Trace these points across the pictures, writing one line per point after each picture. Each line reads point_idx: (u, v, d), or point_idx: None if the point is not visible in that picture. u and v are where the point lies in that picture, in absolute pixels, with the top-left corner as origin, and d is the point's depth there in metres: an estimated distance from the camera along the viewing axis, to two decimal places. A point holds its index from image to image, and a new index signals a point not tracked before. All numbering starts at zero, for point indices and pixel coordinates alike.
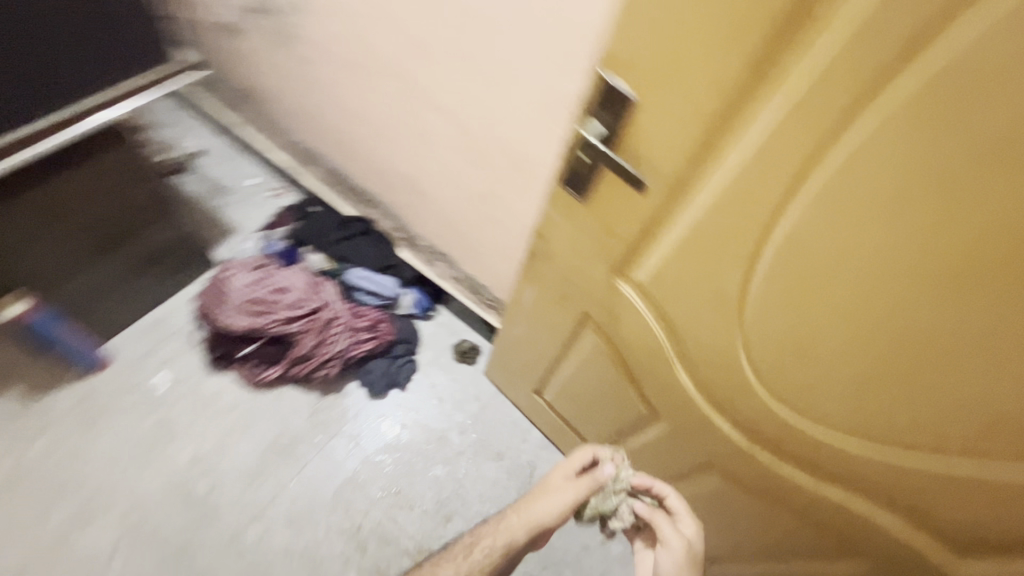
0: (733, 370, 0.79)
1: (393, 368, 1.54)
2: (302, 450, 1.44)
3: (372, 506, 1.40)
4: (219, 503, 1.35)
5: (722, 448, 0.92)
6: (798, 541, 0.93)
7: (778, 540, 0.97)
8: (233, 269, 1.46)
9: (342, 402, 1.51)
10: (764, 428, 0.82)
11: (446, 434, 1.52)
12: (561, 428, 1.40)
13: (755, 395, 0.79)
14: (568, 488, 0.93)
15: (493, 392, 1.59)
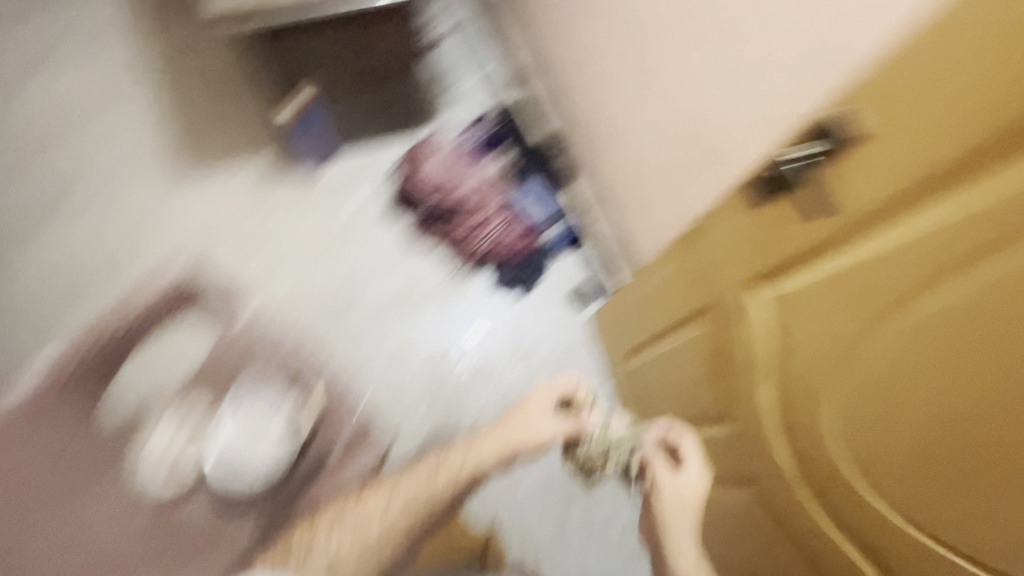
0: (815, 399, 0.90)
1: (514, 279, 1.77)
2: (424, 308, 1.76)
3: (457, 367, 1.73)
4: (359, 307, 1.74)
5: (774, 454, 1.06)
6: (798, 541, 1.12)
7: (784, 533, 1.16)
8: (436, 145, 1.74)
9: (467, 284, 1.78)
10: (819, 451, 0.95)
11: (532, 348, 1.75)
12: (634, 390, 1.56)
13: (824, 425, 0.91)
14: (543, 423, 1.32)
15: (585, 338, 1.76)
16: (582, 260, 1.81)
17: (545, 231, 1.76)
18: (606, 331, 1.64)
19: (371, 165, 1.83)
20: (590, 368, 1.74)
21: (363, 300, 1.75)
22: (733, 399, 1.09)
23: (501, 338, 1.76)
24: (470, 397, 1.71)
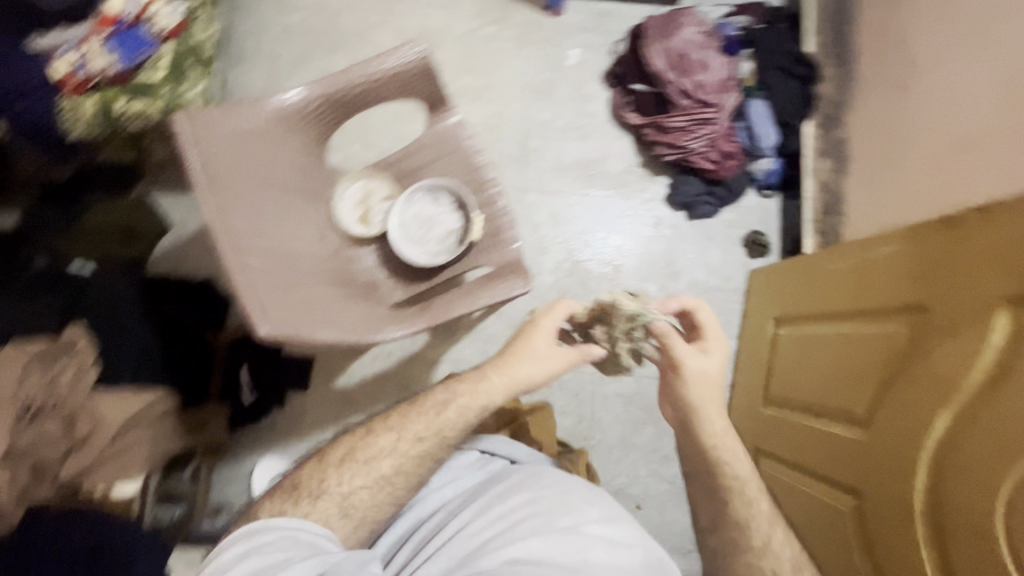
0: (988, 466, 0.72)
1: (700, 198, 1.57)
2: (598, 183, 1.64)
3: (596, 263, 1.61)
4: (530, 164, 1.64)
5: (889, 494, 0.90)
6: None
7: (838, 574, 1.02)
8: (692, 19, 1.52)
9: (648, 184, 1.63)
10: (948, 523, 0.78)
11: (681, 276, 1.61)
12: (761, 361, 1.44)
13: (977, 498, 0.73)
14: (553, 350, 1.01)
15: (739, 290, 1.61)
16: (779, 209, 1.61)
17: (760, 159, 1.55)
18: (766, 292, 1.50)
19: (610, 24, 1.68)
20: (726, 319, 1.60)
21: (547, 150, 1.64)
22: (883, 409, 0.95)
23: (658, 249, 1.62)
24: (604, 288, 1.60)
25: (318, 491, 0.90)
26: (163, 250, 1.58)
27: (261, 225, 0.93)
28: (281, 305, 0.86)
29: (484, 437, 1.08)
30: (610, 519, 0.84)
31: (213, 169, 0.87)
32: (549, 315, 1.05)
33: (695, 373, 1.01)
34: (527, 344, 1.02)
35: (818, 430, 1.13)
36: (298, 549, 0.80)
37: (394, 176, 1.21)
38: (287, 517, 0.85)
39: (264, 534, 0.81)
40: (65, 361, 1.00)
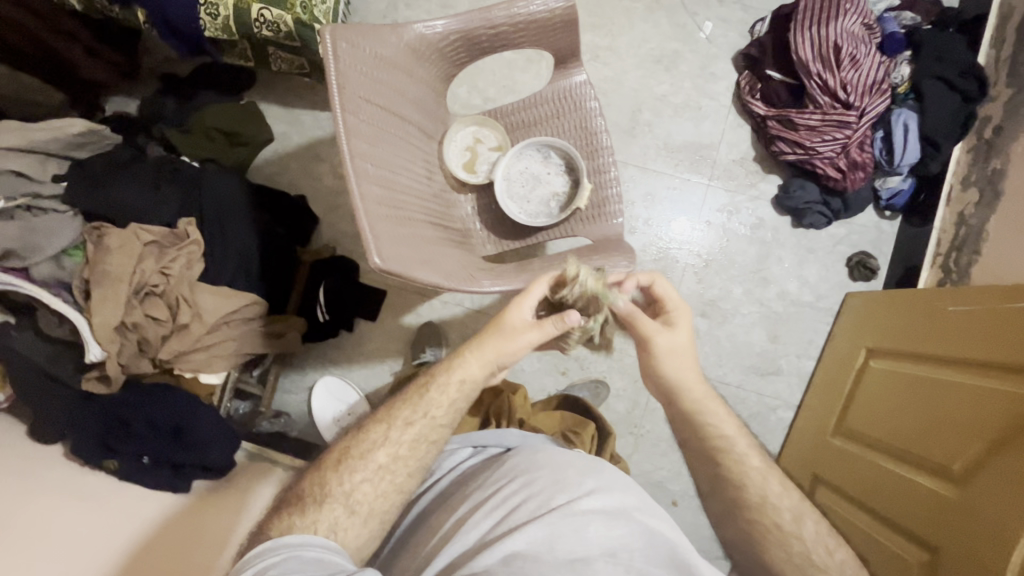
0: None
1: (812, 206, 1.46)
2: (705, 170, 1.55)
3: (684, 252, 1.55)
4: (637, 137, 1.56)
5: (971, 558, 0.84)
6: None
7: None
8: (853, 7, 1.36)
9: (758, 180, 1.53)
10: None
11: (770, 283, 1.53)
12: (839, 390, 1.36)
13: None
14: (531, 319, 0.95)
15: (830, 310, 1.51)
16: (896, 234, 1.48)
17: (890, 175, 1.41)
18: (858, 320, 1.40)
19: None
20: (808, 338, 1.51)
21: (657, 126, 1.56)
22: (989, 472, 0.87)
23: (752, 251, 1.53)
24: (686, 279, 1.54)
25: (321, 498, 0.85)
26: (265, 162, 1.62)
27: (382, 156, 0.91)
28: (392, 237, 0.85)
29: (473, 432, 1.11)
30: (605, 489, 0.85)
31: (352, 91, 0.85)
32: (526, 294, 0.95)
33: (665, 352, 0.95)
34: (503, 326, 0.94)
35: (900, 475, 1.06)
36: (307, 568, 0.74)
37: (506, 126, 1.17)
38: (296, 537, 0.78)
39: (268, 556, 0.74)
40: (177, 252, 1.05)
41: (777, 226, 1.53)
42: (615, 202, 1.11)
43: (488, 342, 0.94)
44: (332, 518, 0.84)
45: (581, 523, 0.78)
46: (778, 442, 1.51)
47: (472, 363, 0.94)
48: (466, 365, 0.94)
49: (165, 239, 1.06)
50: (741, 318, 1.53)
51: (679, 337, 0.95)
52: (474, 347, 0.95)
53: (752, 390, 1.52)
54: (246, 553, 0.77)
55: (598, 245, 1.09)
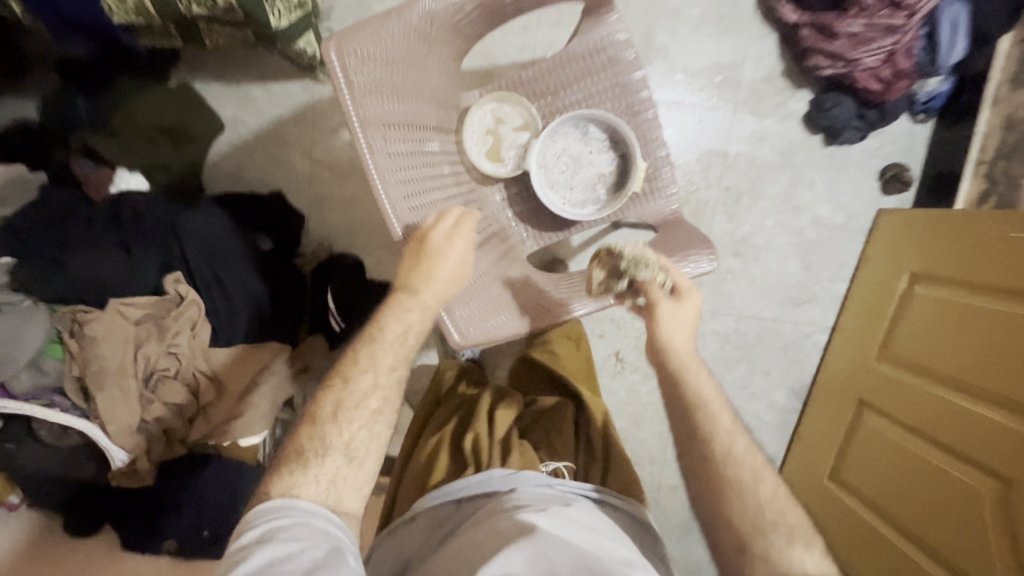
0: None
1: (849, 123, 1.34)
2: (729, 95, 1.38)
3: (713, 190, 1.43)
4: (653, 67, 1.36)
5: None
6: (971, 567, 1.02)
7: (949, 545, 1.06)
8: None
9: (787, 98, 1.39)
10: None
11: (803, 210, 1.45)
12: (879, 315, 1.37)
13: None
14: (464, 243, 0.73)
15: (862, 228, 1.47)
16: (927, 139, 1.41)
17: (929, 78, 1.30)
18: (895, 240, 1.37)
19: None
20: (841, 260, 1.48)
21: (673, 50, 1.36)
22: None
23: (783, 179, 1.43)
24: (717, 219, 1.45)
25: (321, 449, 0.65)
26: (222, 156, 1.36)
27: (416, 185, 0.76)
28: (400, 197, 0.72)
29: (496, 473, 0.82)
30: (574, 524, 0.72)
31: (371, 122, 0.67)
32: (448, 223, 0.73)
33: (668, 317, 0.80)
34: (435, 249, 0.71)
35: (959, 407, 1.10)
36: (313, 547, 0.58)
37: (528, 97, 0.98)
38: (305, 502, 0.62)
39: (276, 516, 0.60)
40: (175, 324, 0.88)
41: (807, 147, 1.41)
42: (670, 174, 0.98)
43: (424, 272, 0.70)
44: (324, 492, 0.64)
45: (548, 558, 0.65)
46: (814, 365, 1.54)
47: (422, 292, 0.69)
48: (410, 315, 0.69)
49: (164, 306, 0.88)
50: (775, 252, 1.47)
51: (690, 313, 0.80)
52: (410, 287, 0.69)
53: (788, 320, 1.51)
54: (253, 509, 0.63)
55: (661, 229, 0.97)
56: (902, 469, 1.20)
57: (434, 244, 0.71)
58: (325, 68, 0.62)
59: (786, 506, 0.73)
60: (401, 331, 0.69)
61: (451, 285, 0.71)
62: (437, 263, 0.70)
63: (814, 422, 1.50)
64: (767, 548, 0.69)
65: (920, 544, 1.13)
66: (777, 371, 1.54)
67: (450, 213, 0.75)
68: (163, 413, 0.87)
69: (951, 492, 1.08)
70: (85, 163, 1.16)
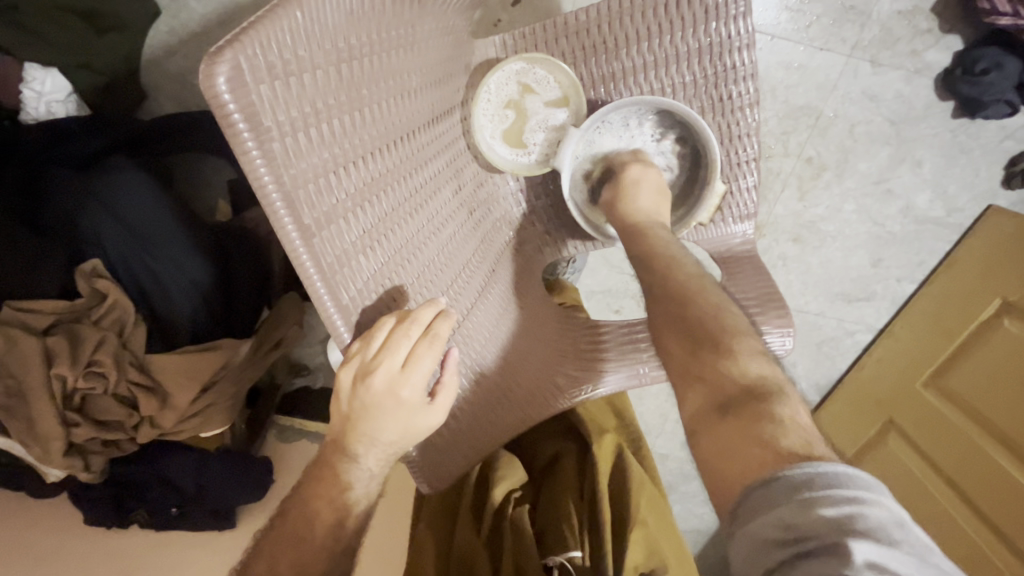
0: None
1: (1003, 94, 0.98)
2: (847, 31, 1.02)
3: (790, 157, 1.13)
4: None
5: None
6: None
7: None
8: None
9: (926, 44, 1.02)
10: None
11: (895, 195, 1.16)
12: (946, 337, 1.16)
13: None
14: (419, 367, 0.43)
15: (960, 225, 1.19)
16: None
17: None
18: (1000, 250, 1.10)
19: None
20: (919, 259, 1.23)
21: None
22: None
23: (882, 154, 1.12)
24: (786, 195, 1.17)
25: None
26: (161, 52, 1.03)
27: (399, 241, 0.49)
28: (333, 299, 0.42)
29: None
30: None
31: (315, 182, 0.40)
32: (398, 357, 0.41)
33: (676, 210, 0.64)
34: (378, 406, 0.42)
35: (1012, 478, 0.96)
36: None
37: (571, 54, 0.67)
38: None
39: None
40: (96, 331, 0.71)
41: (929, 115, 1.08)
42: (748, 190, 0.72)
43: (369, 425, 0.43)
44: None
45: None
46: (847, 364, 1.38)
47: (366, 460, 0.43)
48: (352, 493, 0.44)
49: (81, 308, 0.71)
50: (844, 241, 1.21)
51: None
52: (345, 451, 0.43)
53: (833, 316, 1.31)
54: None
55: (724, 264, 0.73)
56: (923, 516, 1.10)
57: (385, 396, 0.42)
58: (214, 112, 0.33)
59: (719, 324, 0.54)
60: (336, 519, 0.43)
61: (413, 439, 0.45)
62: (383, 423, 0.42)
63: (833, 430, 1.37)
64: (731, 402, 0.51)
65: None
66: (804, 365, 1.38)
67: (405, 325, 0.42)
68: (97, 431, 0.74)
69: (972, 559, 0.98)
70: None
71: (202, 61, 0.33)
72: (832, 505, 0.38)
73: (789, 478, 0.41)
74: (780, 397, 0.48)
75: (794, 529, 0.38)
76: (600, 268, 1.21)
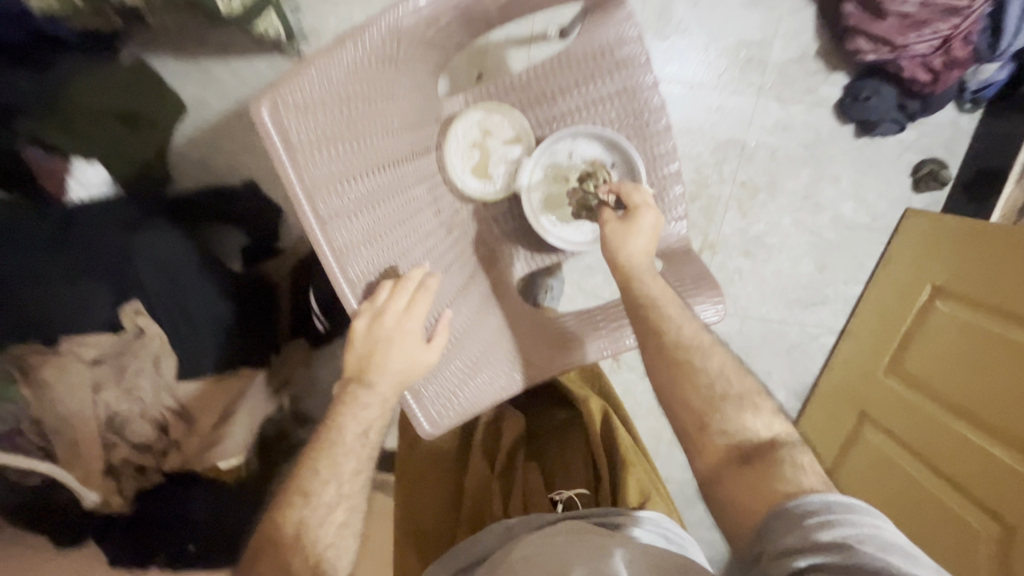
0: None
1: (886, 114, 1.19)
2: (754, 78, 1.24)
3: (728, 183, 1.31)
4: (672, 43, 1.22)
5: None
6: None
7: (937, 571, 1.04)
8: None
9: (821, 81, 1.24)
10: None
11: (824, 207, 1.33)
12: (895, 326, 1.28)
13: None
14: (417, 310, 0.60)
15: (887, 227, 1.35)
16: (970, 131, 1.28)
17: (987, 64, 1.14)
18: (925, 245, 1.25)
19: None
20: (859, 261, 1.38)
21: (693, 25, 1.21)
22: None
23: (804, 174, 1.30)
24: (730, 216, 1.33)
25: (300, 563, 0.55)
26: (185, 142, 1.23)
27: (393, 240, 0.65)
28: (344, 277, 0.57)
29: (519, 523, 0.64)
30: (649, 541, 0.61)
31: (328, 188, 0.56)
32: (402, 301, 0.59)
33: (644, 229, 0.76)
34: (389, 337, 0.58)
35: (965, 439, 1.05)
36: None
37: (520, 105, 0.85)
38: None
39: None
40: (134, 360, 0.84)
41: (836, 138, 1.28)
42: (677, 197, 0.88)
43: (383, 360, 0.58)
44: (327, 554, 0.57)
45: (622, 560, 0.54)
46: (818, 367, 1.47)
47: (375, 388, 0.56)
48: None
49: (126, 341, 0.83)
50: (788, 251, 1.37)
51: (714, 365, 0.68)
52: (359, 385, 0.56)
53: (795, 322, 1.43)
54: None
55: (666, 258, 0.87)
56: (899, 490, 1.16)
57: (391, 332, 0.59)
58: (263, 136, 0.50)
59: (734, 377, 0.68)
60: None
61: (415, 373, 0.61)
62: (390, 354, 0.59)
63: (816, 429, 1.44)
64: (699, 385, 0.66)
65: None
66: (779, 372, 1.47)
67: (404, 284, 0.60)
68: (132, 452, 0.86)
69: (945, 521, 1.05)
70: (32, 151, 0.99)
71: (252, 103, 0.49)
72: (839, 528, 0.52)
73: (808, 504, 0.55)
74: (795, 447, 0.64)
75: (814, 540, 0.52)
76: (577, 296, 1.34)
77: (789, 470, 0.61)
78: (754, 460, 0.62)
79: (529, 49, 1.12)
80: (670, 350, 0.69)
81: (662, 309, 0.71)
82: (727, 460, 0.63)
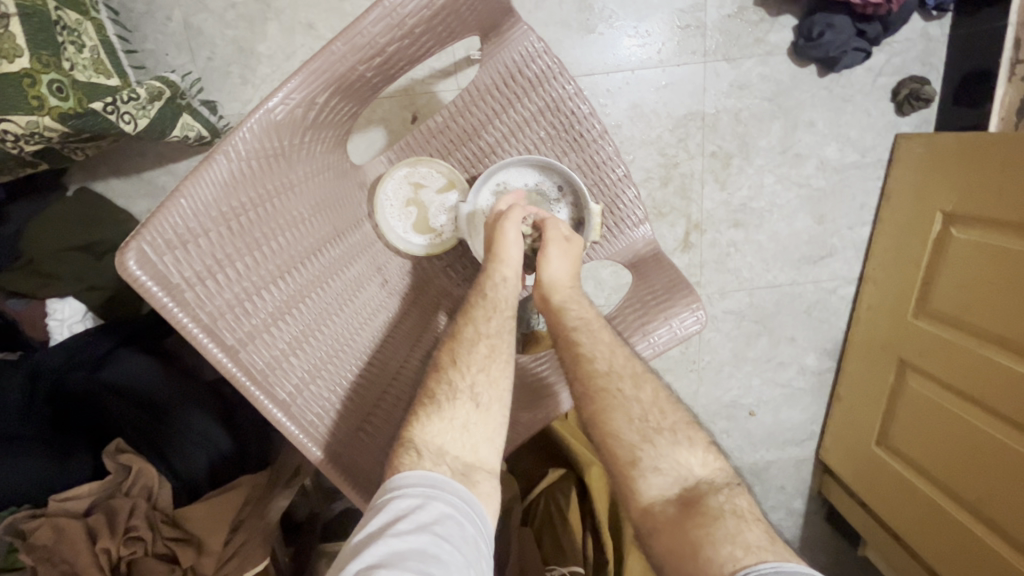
0: None
1: (847, 45, 1.10)
2: (696, 44, 1.17)
3: (698, 156, 1.23)
4: (602, 31, 1.16)
5: None
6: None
7: (1007, 510, 0.96)
8: None
9: (767, 30, 1.16)
10: None
11: (805, 156, 1.24)
12: (911, 263, 1.18)
13: None
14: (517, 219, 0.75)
15: (879, 160, 1.26)
16: (944, 38, 1.18)
17: None
18: (919, 173, 1.16)
19: None
20: (860, 202, 1.29)
21: (618, 11, 1.15)
22: None
23: (776, 128, 1.22)
24: (708, 190, 1.26)
25: None
26: None
27: (324, 338, 0.66)
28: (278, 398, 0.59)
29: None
30: None
31: (231, 313, 0.57)
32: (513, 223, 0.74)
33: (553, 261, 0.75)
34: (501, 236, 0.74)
35: (1002, 366, 0.97)
36: (455, 537, 0.50)
37: (443, 152, 0.80)
38: (442, 472, 0.56)
39: (431, 508, 0.52)
40: (127, 500, 0.81)
41: (799, 83, 1.19)
42: (632, 203, 0.82)
43: (455, 364, 0.65)
44: (461, 442, 0.60)
45: None
46: (844, 321, 1.38)
47: None
48: None
49: (115, 483, 0.83)
50: (780, 211, 1.28)
51: (645, 394, 0.66)
52: None
53: (807, 281, 1.34)
54: (399, 501, 0.52)
55: (634, 269, 0.82)
56: (950, 437, 1.08)
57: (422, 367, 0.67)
58: (136, 287, 0.51)
59: (668, 408, 0.66)
60: None
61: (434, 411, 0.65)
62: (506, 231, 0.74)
63: (853, 386, 1.35)
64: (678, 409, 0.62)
65: (977, 509, 1.02)
66: (803, 336, 1.38)
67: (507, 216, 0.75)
68: None
69: (1004, 458, 0.96)
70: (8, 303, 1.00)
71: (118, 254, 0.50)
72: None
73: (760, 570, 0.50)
74: (736, 490, 0.60)
75: None
76: None
77: (733, 526, 0.55)
78: (692, 513, 0.58)
79: (454, 78, 1.06)
80: (597, 370, 0.68)
81: (587, 328, 0.71)
82: (668, 517, 0.59)
